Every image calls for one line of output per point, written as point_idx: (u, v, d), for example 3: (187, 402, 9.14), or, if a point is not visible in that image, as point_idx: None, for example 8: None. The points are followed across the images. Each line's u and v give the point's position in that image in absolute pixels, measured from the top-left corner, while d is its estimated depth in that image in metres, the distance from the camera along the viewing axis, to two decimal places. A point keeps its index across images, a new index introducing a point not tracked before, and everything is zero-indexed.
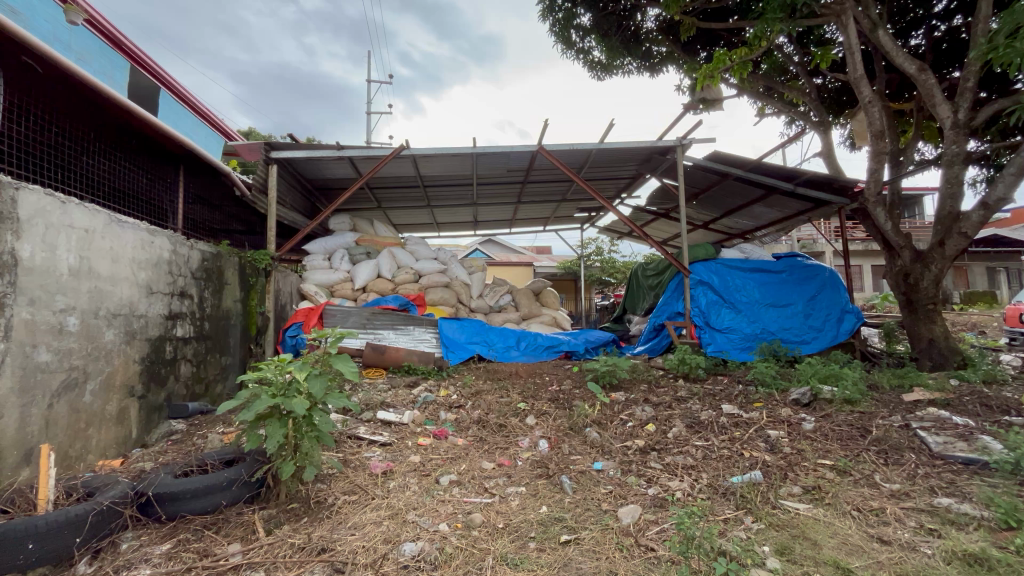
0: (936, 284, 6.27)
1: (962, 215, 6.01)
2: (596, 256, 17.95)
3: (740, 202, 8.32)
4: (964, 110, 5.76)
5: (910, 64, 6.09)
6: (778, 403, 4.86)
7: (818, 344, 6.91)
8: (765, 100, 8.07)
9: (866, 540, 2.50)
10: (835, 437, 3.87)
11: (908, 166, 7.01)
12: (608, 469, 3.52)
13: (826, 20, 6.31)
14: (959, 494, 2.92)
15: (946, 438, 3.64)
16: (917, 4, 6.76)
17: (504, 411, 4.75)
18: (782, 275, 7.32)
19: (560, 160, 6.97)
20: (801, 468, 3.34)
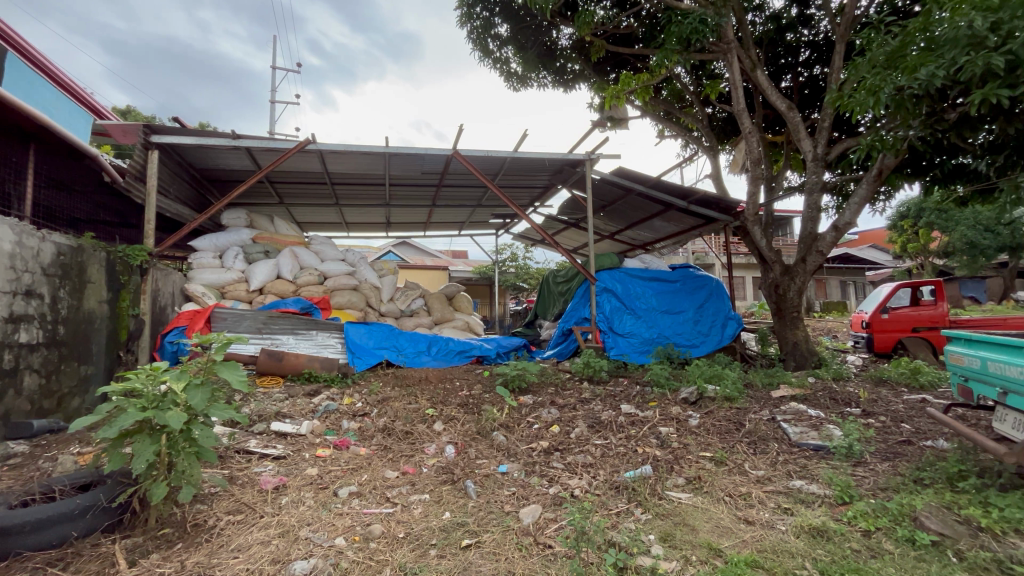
0: (799, 295, 7.21)
1: (819, 235, 6.99)
2: (511, 262, 18.31)
3: (642, 215, 8.95)
4: (821, 146, 6.72)
5: (780, 103, 6.99)
6: (670, 401, 5.30)
7: (706, 347, 7.62)
8: (664, 123, 8.78)
9: (735, 522, 2.80)
10: (715, 431, 4.30)
11: (779, 191, 8.01)
12: (512, 471, 3.60)
13: (715, 56, 7.05)
14: (810, 476, 3.38)
15: (802, 428, 4.21)
16: (787, 52, 7.80)
17: (411, 417, 4.66)
18: (677, 284, 7.97)
19: (475, 166, 7.01)
20: (686, 461, 3.66)
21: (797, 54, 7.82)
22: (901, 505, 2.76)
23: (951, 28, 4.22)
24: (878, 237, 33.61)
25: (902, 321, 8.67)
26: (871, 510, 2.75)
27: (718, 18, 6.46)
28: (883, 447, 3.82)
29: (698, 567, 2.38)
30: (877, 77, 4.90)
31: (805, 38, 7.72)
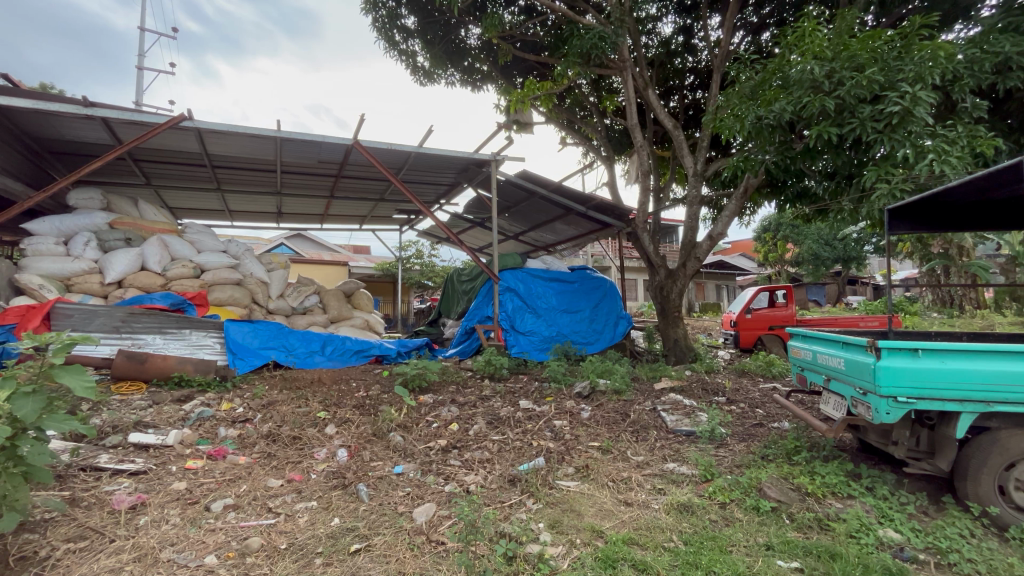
0: (680, 296, 7.96)
1: (696, 244, 7.79)
2: (416, 260, 17.78)
3: (545, 218, 9.29)
4: (700, 163, 7.51)
5: (667, 121, 7.69)
6: (565, 396, 5.58)
7: (599, 344, 8.09)
8: (566, 131, 9.21)
9: (616, 504, 3.04)
10: (604, 422, 4.62)
11: (665, 202, 8.79)
12: (408, 471, 3.54)
13: (612, 73, 7.55)
14: (681, 458, 3.77)
15: (677, 416, 4.67)
16: (675, 75, 8.56)
17: (300, 422, 4.38)
18: (574, 285, 8.36)
19: (377, 158, 6.75)
20: (576, 451, 3.88)
21: (683, 78, 8.63)
22: (751, 479, 3.18)
23: (799, 71, 4.97)
24: (746, 247, 38.36)
25: (761, 321, 9.99)
26: (728, 485, 3.15)
27: (615, 37, 6.93)
28: (740, 430, 4.38)
29: (582, 549, 2.54)
30: (744, 106, 5.60)
31: (689, 65, 8.55)
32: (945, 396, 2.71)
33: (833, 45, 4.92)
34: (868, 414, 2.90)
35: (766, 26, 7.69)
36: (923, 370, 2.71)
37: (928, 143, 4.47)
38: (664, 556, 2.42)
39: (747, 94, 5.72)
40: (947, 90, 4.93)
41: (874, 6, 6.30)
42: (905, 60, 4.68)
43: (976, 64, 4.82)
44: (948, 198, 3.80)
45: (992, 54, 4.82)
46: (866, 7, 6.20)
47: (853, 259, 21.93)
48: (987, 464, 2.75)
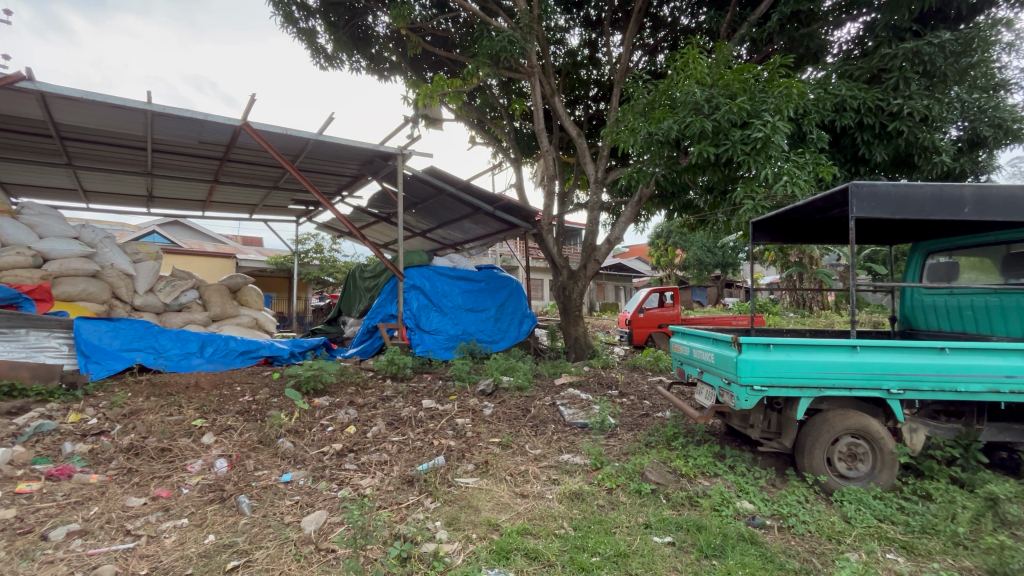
0: (581, 296, 8.37)
1: (596, 247, 8.24)
2: (315, 254, 16.72)
3: (453, 216, 9.24)
4: (601, 171, 7.99)
5: (571, 129, 8.05)
6: (469, 394, 5.61)
7: (504, 343, 8.23)
8: (476, 130, 9.25)
9: (512, 497, 3.14)
10: (505, 418, 4.74)
11: (569, 206, 9.21)
12: (297, 479, 3.33)
13: (521, 77, 7.73)
14: (575, 449, 3.98)
15: (574, 410, 4.93)
16: (580, 85, 8.99)
17: (170, 431, 3.92)
18: (482, 284, 8.39)
19: (270, 143, 6.24)
20: (476, 448, 3.93)
21: (588, 89, 9.07)
22: (635, 465, 3.46)
23: (684, 94, 5.52)
24: (642, 251, 41.70)
25: (652, 320, 10.90)
26: (615, 472, 3.39)
27: (524, 42, 7.09)
28: (629, 420, 4.74)
29: (477, 543, 2.58)
30: (637, 121, 6.08)
31: (594, 77, 9.02)
32: (789, 384, 3.17)
33: (711, 74, 5.52)
34: (731, 401, 3.30)
35: (660, 48, 8.37)
36: (773, 361, 3.15)
37: (783, 165, 5.19)
38: (555, 543, 2.54)
39: (640, 111, 6.21)
40: (800, 122, 5.76)
41: (747, 42, 7.15)
42: (768, 94, 5.39)
43: (821, 103, 5.71)
44: (798, 215, 4.42)
45: (832, 95, 5.76)
46: (741, 42, 7.02)
47: (729, 265, 24.65)
48: (820, 439, 3.27)
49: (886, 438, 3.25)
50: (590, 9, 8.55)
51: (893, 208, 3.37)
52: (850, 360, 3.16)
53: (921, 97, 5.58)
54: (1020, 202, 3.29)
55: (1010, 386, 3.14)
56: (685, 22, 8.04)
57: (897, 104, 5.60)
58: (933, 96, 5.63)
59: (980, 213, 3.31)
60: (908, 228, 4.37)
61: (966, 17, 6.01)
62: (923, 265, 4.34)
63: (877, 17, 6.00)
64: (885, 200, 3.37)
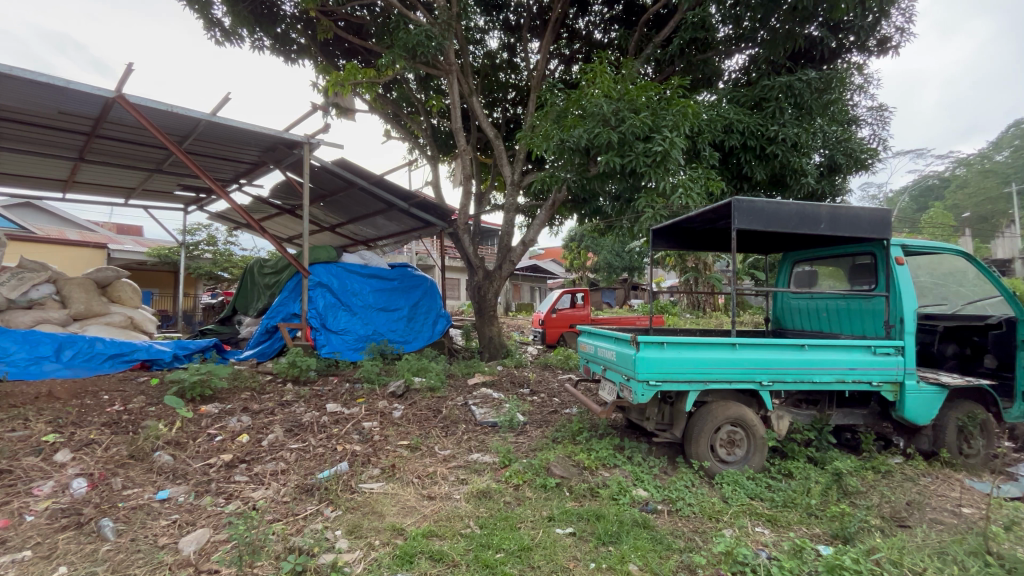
0: (495, 296, 8.45)
1: (511, 248, 8.36)
2: (207, 246, 15.25)
3: (365, 211, 8.87)
4: (517, 174, 8.13)
5: (489, 131, 8.10)
6: (378, 396, 5.42)
7: (417, 343, 8.00)
8: (391, 124, 9.00)
9: (419, 500, 3.09)
10: (415, 420, 4.65)
11: (485, 206, 9.26)
12: (176, 496, 3.00)
13: (439, 74, 7.62)
14: (484, 448, 4.01)
15: (485, 409, 4.97)
16: (498, 87, 9.09)
17: (13, 450, 3.33)
18: (394, 283, 8.14)
19: (152, 120, 5.55)
20: (383, 451, 3.82)
21: (506, 91, 9.19)
22: (541, 460, 3.57)
23: (594, 105, 5.82)
24: (555, 253, 43.23)
25: (564, 320, 11.32)
26: (522, 468, 3.47)
27: (442, 39, 6.98)
28: (538, 417, 4.88)
29: (380, 549, 2.51)
30: (551, 128, 6.30)
31: (512, 80, 9.15)
32: (679, 379, 3.46)
33: (619, 89, 5.86)
34: (630, 396, 3.53)
35: (575, 59, 8.71)
36: (666, 358, 3.42)
37: (679, 178, 5.67)
38: (460, 543, 2.54)
39: (554, 118, 6.44)
40: (695, 140, 6.31)
41: (652, 62, 7.68)
42: (668, 111, 5.84)
43: (713, 124, 6.31)
44: (691, 225, 4.84)
45: (723, 118, 6.38)
46: (647, 61, 7.55)
47: (636, 268, 26.35)
48: (705, 429, 3.61)
49: (757, 424, 3.67)
50: (509, 14, 8.68)
51: (767, 221, 3.82)
52: (730, 356, 3.52)
53: (793, 126, 6.38)
54: (863, 221, 3.89)
55: (853, 376, 3.68)
56: (599, 36, 8.46)
57: (774, 130, 6.35)
58: (802, 125, 6.47)
59: (833, 229, 3.85)
60: (780, 241, 4.97)
61: (828, 59, 6.98)
62: (791, 272, 4.99)
63: (759, 52, 6.77)
64: (760, 214, 3.80)
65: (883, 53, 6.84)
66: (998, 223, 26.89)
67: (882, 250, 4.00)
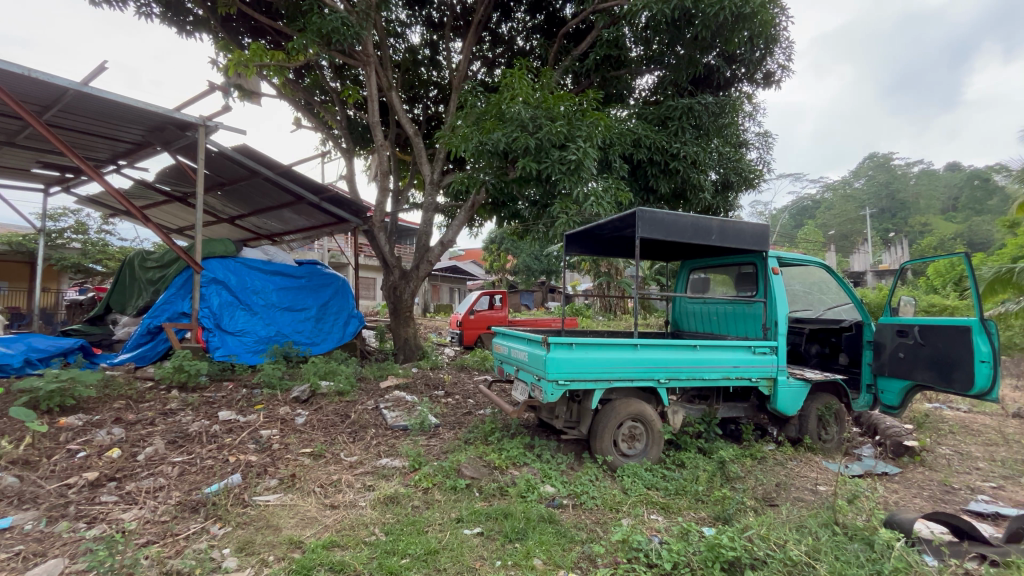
0: (412, 297, 8.26)
1: (429, 249, 8.23)
2: (74, 234, 13.28)
3: (269, 203, 8.25)
4: (436, 173, 8.03)
5: (408, 127, 7.91)
6: (279, 402, 5.07)
7: (326, 345, 7.56)
8: (302, 112, 8.47)
9: (320, 510, 2.93)
10: (320, 427, 4.40)
11: (403, 204, 9.04)
12: (22, 523, 2.58)
13: (355, 65, 7.31)
14: (394, 453, 3.90)
15: (397, 413, 4.84)
16: (419, 84, 8.94)
17: None
18: (302, 281, 7.63)
19: (3, 84, 4.74)
20: (283, 461, 3.58)
21: (427, 89, 9.06)
22: (452, 462, 3.56)
23: (514, 110, 5.95)
24: (475, 254, 43.32)
25: (482, 321, 11.37)
26: (432, 471, 3.44)
27: (359, 28, 6.69)
28: (451, 419, 4.85)
29: (274, 566, 2.34)
30: (470, 130, 6.33)
31: (434, 78, 9.02)
32: (587, 378, 3.63)
33: (537, 97, 6.03)
34: (541, 395, 3.64)
35: (497, 63, 8.79)
36: (575, 358, 3.58)
37: (591, 187, 5.97)
38: (364, 551, 2.46)
39: (473, 120, 6.47)
40: (607, 151, 6.68)
41: (570, 74, 8.00)
42: (582, 122, 6.11)
43: (623, 137, 6.72)
44: (601, 232, 5.10)
45: (632, 133, 6.84)
46: (566, 73, 7.87)
47: (553, 271, 27.15)
48: (609, 425, 3.82)
49: (655, 419, 3.96)
50: (432, 10, 8.55)
51: (666, 231, 4.13)
52: (632, 356, 3.77)
53: (692, 145, 6.98)
54: (746, 234, 4.34)
55: (736, 373, 4.10)
56: (520, 43, 8.61)
57: (676, 148, 6.91)
58: (700, 145, 7.10)
59: (722, 240, 4.26)
60: (679, 250, 5.40)
61: (724, 87, 7.72)
62: (688, 279, 5.45)
63: (666, 74, 7.33)
64: (661, 224, 4.11)
65: (768, 86, 7.72)
66: (854, 241, 31.47)
67: (761, 260, 4.49)
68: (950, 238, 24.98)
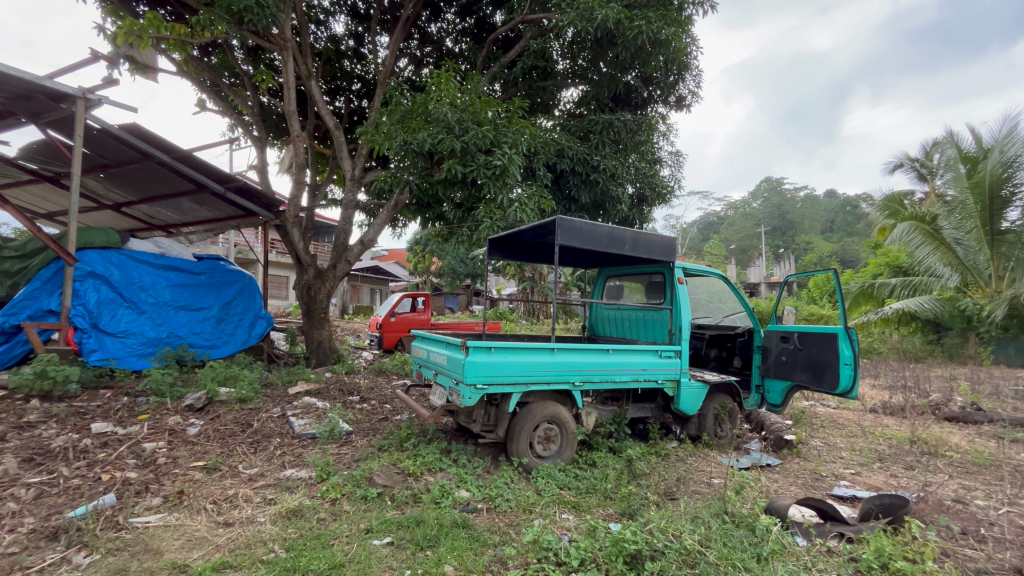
0: (327, 298, 7.84)
1: (348, 248, 7.87)
2: None
3: (164, 190, 7.43)
4: (357, 169, 7.71)
5: (328, 119, 7.52)
6: (168, 411, 4.57)
7: (228, 348, 6.94)
8: (207, 93, 7.76)
9: (211, 529, 2.68)
10: (217, 437, 4.03)
11: (321, 200, 8.57)
12: None
13: (271, 49, 6.83)
14: (300, 463, 3.68)
15: (306, 420, 4.56)
16: (342, 76, 8.57)
17: None
18: (202, 277, 6.94)
19: None
20: (168, 476, 3.24)
21: (350, 81, 8.70)
22: (363, 470, 3.42)
23: (441, 111, 5.90)
24: (398, 256, 42.22)
25: (403, 323, 11.09)
26: (341, 481, 3.28)
27: (277, 10, 6.26)
28: (365, 426, 4.66)
29: None
30: (394, 128, 6.17)
31: (357, 71, 8.68)
32: (504, 381, 3.67)
33: (464, 101, 6.02)
34: (459, 399, 3.63)
35: (426, 62, 8.67)
36: (493, 362, 3.60)
37: (515, 194, 6.06)
38: (260, 571, 2.28)
39: (399, 118, 6.31)
40: (531, 159, 6.83)
41: (499, 81, 8.10)
42: (508, 129, 6.18)
43: (547, 146, 6.91)
44: (523, 238, 5.19)
45: (555, 143, 7.08)
46: (494, 79, 7.95)
47: (478, 275, 27.16)
48: (524, 427, 3.89)
49: (569, 421, 4.09)
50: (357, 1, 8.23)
51: (583, 239, 4.30)
52: (548, 360, 3.86)
53: (612, 159, 7.35)
54: (656, 246, 4.63)
55: (644, 375, 4.36)
56: (449, 45, 8.54)
57: (596, 160, 7.25)
58: (618, 159, 7.47)
59: (634, 251, 4.53)
60: (597, 259, 5.66)
61: (641, 105, 8.20)
62: (604, 286, 5.78)
63: (588, 89, 7.66)
64: (579, 233, 4.27)
65: (680, 109, 8.33)
66: (751, 255, 34.89)
67: (668, 270, 4.82)
68: (826, 255, 28.54)
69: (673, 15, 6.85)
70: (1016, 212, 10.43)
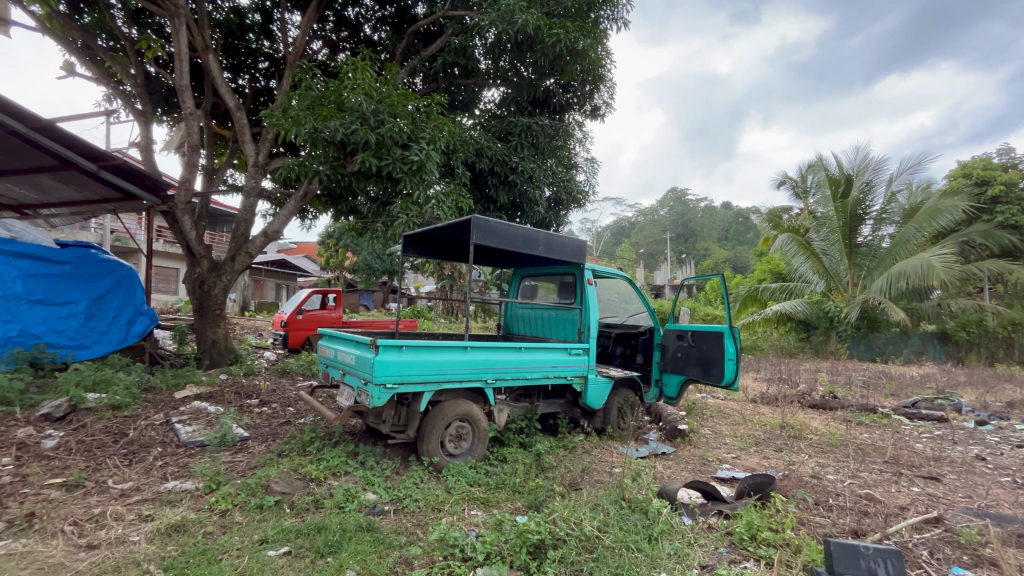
0: (224, 293, 7.20)
1: (250, 239, 7.28)
2: None
3: (17, 164, 6.35)
4: (261, 155, 7.14)
5: (228, 98, 6.88)
6: (17, 422, 3.93)
7: (99, 348, 6.06)
8: (76, 56, 6.75)
9: (70, 553, 2.36)
10: (81, 450, 3.55)
11: (218, 185, 7.84)
12: None
13: (159, 14, 6.10)
14: (185, 474, 3.35)
15: (194, 427, 4.15)
16: (246, 52, 7.93)
17: None
18: (66, 267, 6.04)
19: None
20: (16, 498, 2.81)
21: (255, 59, 8.07)
22: (259, 478, 3.20)
23: (356, 101, 5.67)
24: (307, 249, 39.80)
25: (311, 321, 10.46)
26: (234, 490, 3.05)
27: None
28: (263, 431, 4.35)
29: None
30: (303, 114, 5.80)
31: (265, 48, 8.06)
32: (415, 380, 3.63)
33: (380, 91, 5.83)
34: (367, 400, 3.53)
35: (341, 48, 8.34)
36: (404, 361, 3.55)
37: (433, 190, 6.00)
38: None
39: (309, 104, 5.95)
40: (450, 156, 6.78)
41: (419, 74, 7.96)
42: (426, 124, 6.06)
43: (466, 145, 6.90)
44: (439, 236, 5.14)
45: (475, 142, 7.11)
46: (413, 72, 7.80)
47: (395, 271, 26.39)
48: (436, 426, 3.86)
49: (481, 419, 4.13)
50: None
51: (498, 239, 4.37)
52: (461, 358, 3.88)
53: (530, 161, 7.52)
54: (568, 248, 4.82)
55: (554, 372, 4.53)
56: (367, 32, 8.25)
57: (515, 162, 7.39)
58: (536, 162, 7.67)
59: (547, 252, 4.69)
60: (513, 259, 5.77)
61: (560, 111, 8.49)
62: (520, 285, 5.91)
63: (509, 91, 7.79)
64: (494, 232, 4.33)
65: (595, 118, 8.74)
66: (657, 259, 37.57)
67: (579, 272, 5.04)
68: (720, 261, 31.54)
69: (589, 27, 7.13)
70: (868, 229, 12.67)
